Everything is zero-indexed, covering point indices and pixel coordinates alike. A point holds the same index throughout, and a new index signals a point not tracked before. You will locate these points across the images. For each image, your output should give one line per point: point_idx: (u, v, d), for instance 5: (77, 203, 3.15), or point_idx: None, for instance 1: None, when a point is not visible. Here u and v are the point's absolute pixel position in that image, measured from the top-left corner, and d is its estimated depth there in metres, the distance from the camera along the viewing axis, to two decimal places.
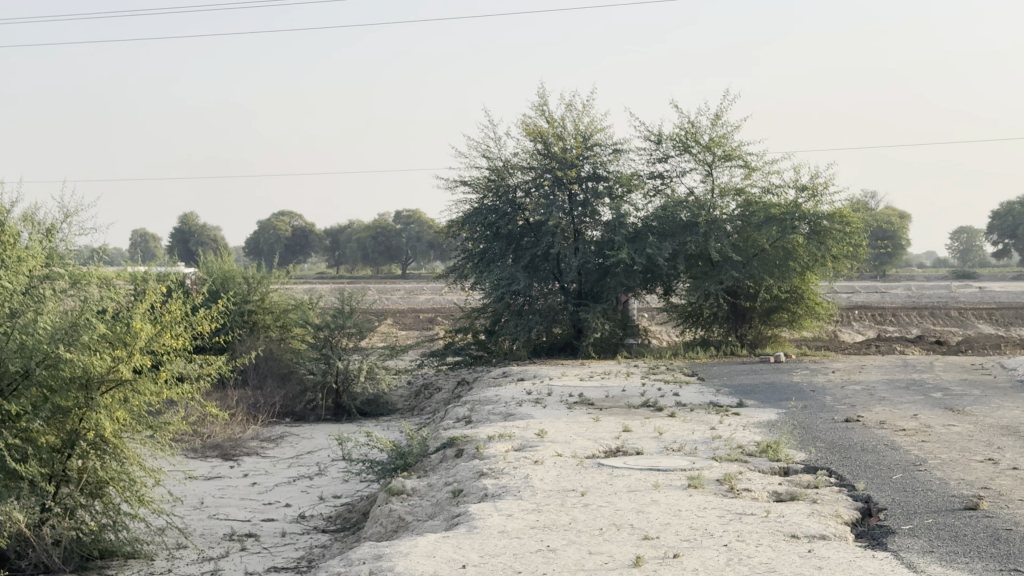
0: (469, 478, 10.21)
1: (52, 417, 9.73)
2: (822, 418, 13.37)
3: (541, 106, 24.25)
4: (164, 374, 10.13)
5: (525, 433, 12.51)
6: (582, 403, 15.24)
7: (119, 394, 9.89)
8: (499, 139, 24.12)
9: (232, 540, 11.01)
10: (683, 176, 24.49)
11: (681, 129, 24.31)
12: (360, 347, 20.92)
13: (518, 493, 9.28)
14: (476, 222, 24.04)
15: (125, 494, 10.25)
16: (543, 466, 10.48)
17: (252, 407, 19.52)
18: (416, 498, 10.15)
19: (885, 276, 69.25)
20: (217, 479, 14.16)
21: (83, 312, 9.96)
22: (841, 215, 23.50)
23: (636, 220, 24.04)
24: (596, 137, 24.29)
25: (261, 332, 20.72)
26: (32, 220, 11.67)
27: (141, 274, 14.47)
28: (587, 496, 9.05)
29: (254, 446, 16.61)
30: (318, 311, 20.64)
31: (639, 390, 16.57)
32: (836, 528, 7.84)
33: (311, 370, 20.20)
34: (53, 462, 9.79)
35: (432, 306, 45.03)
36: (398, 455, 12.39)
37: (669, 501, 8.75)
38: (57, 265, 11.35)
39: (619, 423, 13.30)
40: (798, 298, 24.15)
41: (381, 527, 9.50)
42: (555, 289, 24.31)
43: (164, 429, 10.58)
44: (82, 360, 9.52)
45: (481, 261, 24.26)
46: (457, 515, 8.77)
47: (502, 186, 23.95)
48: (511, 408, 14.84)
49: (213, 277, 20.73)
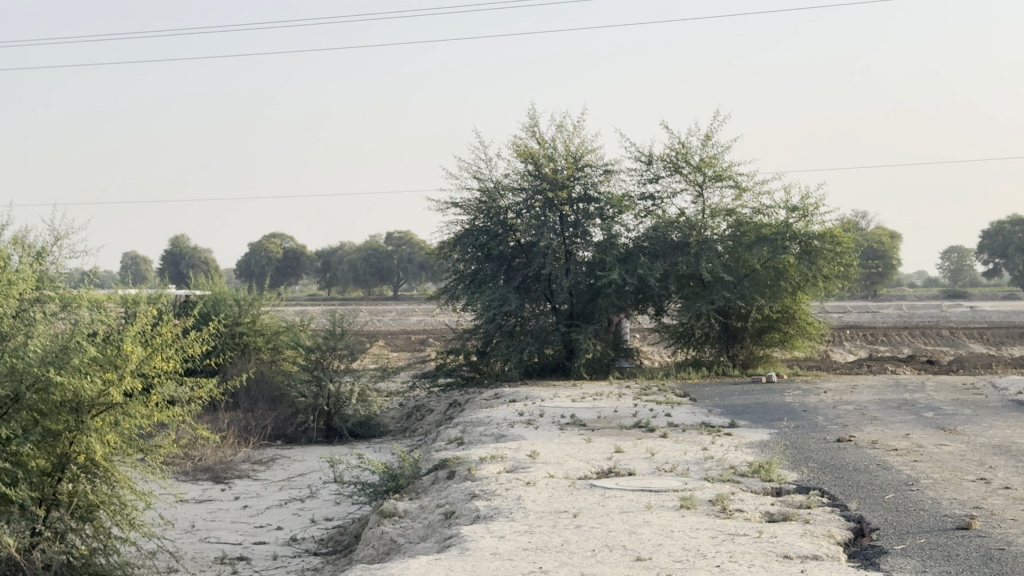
0: (460, 500, 10.19)
1: (41, 441, 9.70)
2: (814, 438, 13.38)
3: (531, 127, 24.27)
4: (155, 398, 10.14)
5: (517, 455, 12.50)
6: (574, 425, 15.23)
7: (109, 417, 9.89)
8: (490, 160, 24.08)
9: (223, 564, 10.99)
10: (674, 197, 24.45)
11: (671, 150, 24.35)
12: (352, 369, 20.84)
13: (510, 514, 9.26)
14: (467, 243, 24.13)
15: (116, 517, 10.20)
16: (534, 487, 10.47)
17: (243, 429, 19.44)
18: (407, 520, 10.11)
19: (876, 296, 69.42)
20: (208, 503, 14.10)
21: (73, 336, 9.99)
22: (832, 235, 23.42)
23: (628, 240, 24.04)
24: (587, 157, 24.33)
25: (252, 354, 20.74)
26: (22, 242, 11.55)
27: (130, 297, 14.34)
28: (579, 518, 9.03)
29: (245, 469, 16.57)
30: (308, 334, 20.63)
31: (631, 411, 16.57)
32: (829, 548, 7.81)
33: (303, 392, 20.07)
34: (43, 487, 9.75)
35: (425, 328, 45.00)
36: (390, 477, 12.37)
37: (661, 522, 8.73)
38: (47, 289, 11.28)
39: (611, 444, 13.29)
40: (790, 317, 24.05)
41: (373, 550, 9.46)
42: (547, 310, 24.28)
43: (155, 452, 10.58)
44: (72, 384, 9.52)
45: (472, 282, 24.35)
46: (449, 538, 8.75)
47: (494, 207, 24.04)
48: (502, 430, 14.83)
49: (205, 300, 20.77)
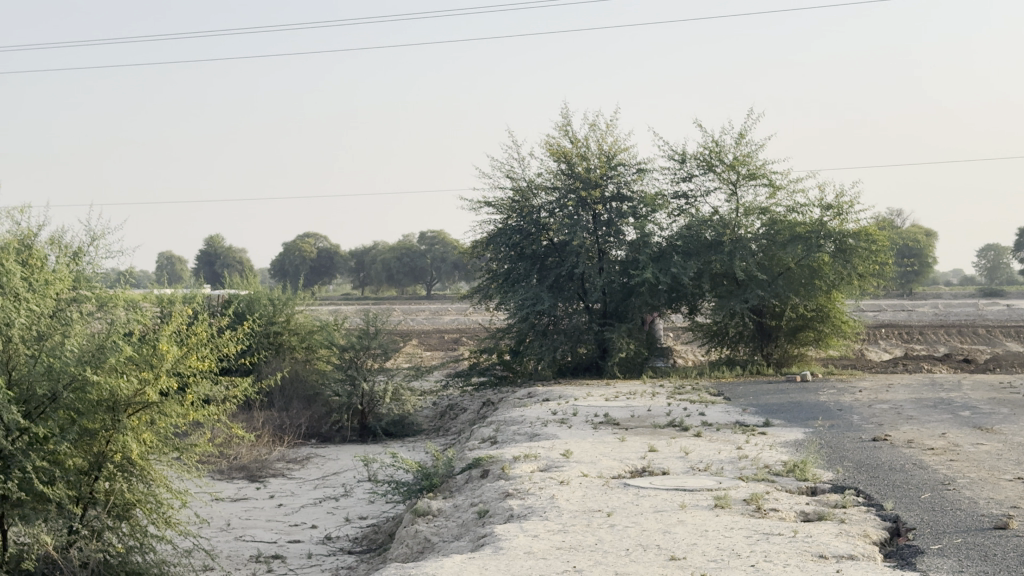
0: (494, 499, 10.20)
1: (79, 440, 9.79)
2: (850, 437, 13.32)
3: (564, 126, 24.26)
4: (190, 397, 10.21)
5: (550, 454, 12.51)
6: (608, 423, 15.23)
7: (145, 416, 9.98)
8: (523, 159, 24.15)
9: (258, 562, 11.04)
10: (708, 195, 24.38)
11: (705, 148, 24.28)
12: (386, 368, 20.87)
13: (543, 513, 9.27)
14: (500, 242, 24.20)
15: (152, 516, 10.25)
16: (568, 486, 10.46)
17: (278, 428, 19.53)
18: (441, 518, 10.14)
19: (913, 294, 68.98)
20: (243, 501, 14.17)
21: (109, 335, 10.04)
22: (867, 233, 23.28)
23: (661, 239, 24.00)
24: (620, 156, 24.30)
25: (287, 354, 20.88)
26: (59, 244, 11.67)
27: (166, 297, 14.41)
28: (613, 517, 9.03)
29: (280, 467, 16.64)
30: (342, 333, 20.68)
31: (665, 410, 16.53)
32: (864, 548, 7.77)
33: (338, 392, 20.02)
34: (81, 485, 9.82)
35: (457, 327, 44.95)
36: (423, 477, 12.36)
37: (696, 521, 8.72)
38: (84, 289, 11.37)
39: (645, 443, 13.27)
40: (824, 316, 23.92)
41: (407, 548, 9.49)
42: (580, 309, 24.28)
43: (190, 450, 10.62)
44: (109, 384, 9.60)
45: (505, 281, 24.40)
46: (482, 537, 8.76)
47: (527, 206, 24.11)
48: (536, 428, 14.82)
49: (239, 299, 20.94)
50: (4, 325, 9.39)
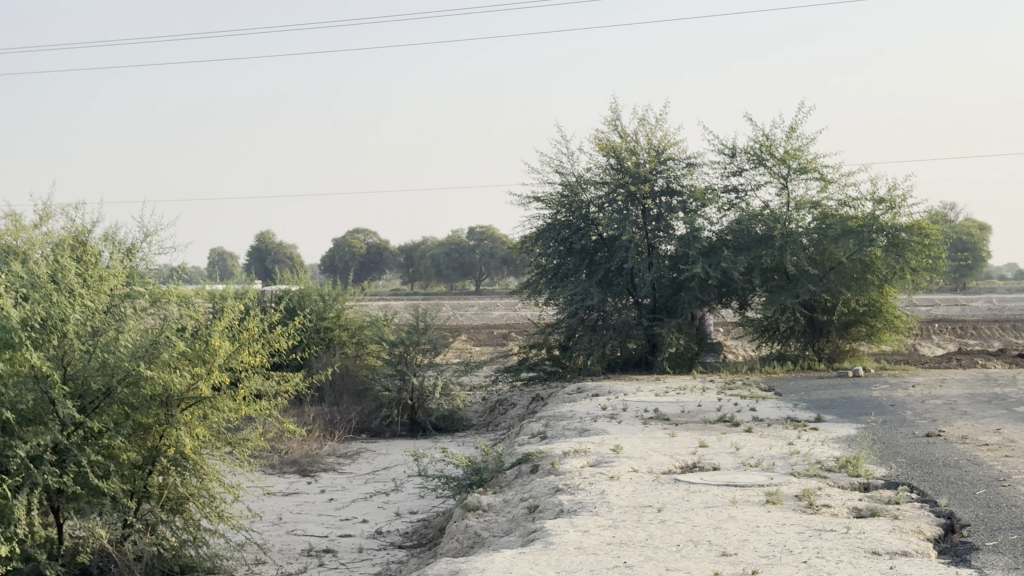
0: (544, 494, 10.21)
1: (133, 434, 9.90)
2: (903, 433, 13.21)
3: (613, 121, 24.21)
4: (243, 392, 10.28)
5: (600, 449, 12.50)
6: (658, 419, 15.19)
7: (198, 411, 10.09)
8: (572, 154, 24.13)
9: (310, 556, 11.11)
10: (758, 189, 24.25)
11: (755, 142, 24.16)
12: (435, 363, 20.92)
13: (594, 508, 9.26)
14: (549, 237, 24.22)
15: (205, 510, 10.34)
16: (618, 482, 10.44)
17: (328, 423, 19.63)
18: (491, 514, 10.15)
19: (967, 289, 68.27)
20: (294, 496, 14.26)
21: (163, 329, 10.03)
22: (920, 227, 23.10)
23: (711, 234, 23.91)
24: (670, 150, 24.22)
25: (337, 349, 21.00)
26: (112, 240, 11.80)
27: (216, 293, 14.51)
28: (664, 512, 9.01)
29: (330, 462, 16.72)
30: (392, 328, 20.73)
31: (715, 405, 16.47)
32: (918, 545, 7.71)
33: (387, 387, 20.16)
34: (135, 479, 9.94)
35: (506, 322, 45.00)
36: (473, 471, 12.36)
37: (747, 517, 8.68)
38: (138, 284, 11.45)
39: (695, 439, 13.22)
40: (877, 311, 23.72)
41: (456, 543, 9.51)
42: (630, 304, 24.20)
43: (243, 445, 10.69)
44: (163, 379, 9.70)
45: (555, 276, 24.41)
46: (533, 532, 8.76)
47: (576, 201, 24.09)
48: (586, 424, 14.80)
49: (290, 295, 21.06)
50: (60, 320, 9.37)
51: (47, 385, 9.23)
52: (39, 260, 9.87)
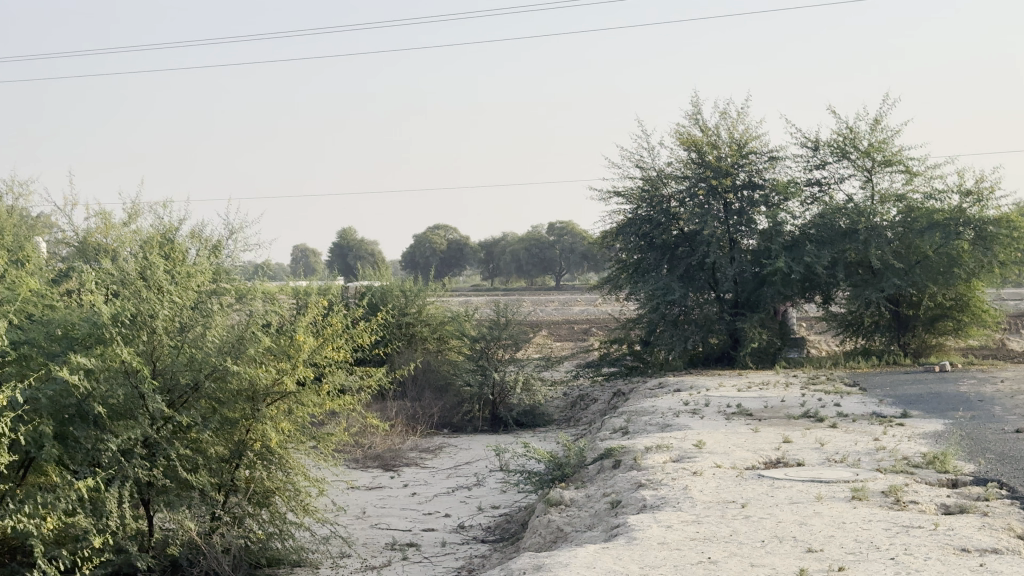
0: (626, 490, 10.20)
1: (220, 428, 10.09)
2: (992, 429, 13.01)
3: (694, 115, 24.08)
4: (326, 386, 10.46)
5: (683, 444, 12.45)
6: (740, 414, 15.09)
7: (283, 405, 10.25)
8: (653, 148, 24.04)
9: (394, 550, 11.19)
10: (842, 182, 23.98)
11: (839, 135, 23.91)
12: (517, 358, 20.96)
13: (677, 504, 9.24)
14: (630, 232, 24.22)
15: (290, 503, 10.45)
16: (702, 477, 10.40)
17: (411, 418, 19.77)
18: (574, 509, 10.15)
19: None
20: (378, 490, 14.36)
21: (248, 325, 10.22)
22: (1009, 220, 22.73)
23: (794, 228, 23.70)
24: (752, 144, 24.04)
25: (419, 344, 21.13)
26: (198, 237, 11.97)
27: (300, 290, 14.66)
28: (748, 508, 8.96)
29: (413, 457, 16.83)
30: (473, 323, 20.86)
31: (799, 401, 16.33)
32: (1009, 542, 7.60)
33: (469, 382, 20.26)
34: (222, 473, 10.09)
35: (587, 318, 44.96)
36: (556, 467, 12.37)
37: (833, 513, 8.60)
38: (224, 280, 11.58)
39: (779, 434, 13.12)
40: (964, 305, 23.39)
41: (539, 538, 9.53)
42: (712, 299, 24.03)
43: (327, 439, 10.80)
44: (249, 374, 9.90)
45: (636, 271, 24.40)
46: (616, 527, 8.75)
47: (657, 195, 24.00)
48: (668, 419, 14.74)
49: (372, 291, 21.26)
50: (148, 316, 9.51)
51: (137, 380, 9.38)
52: (129, 257, 10.08)
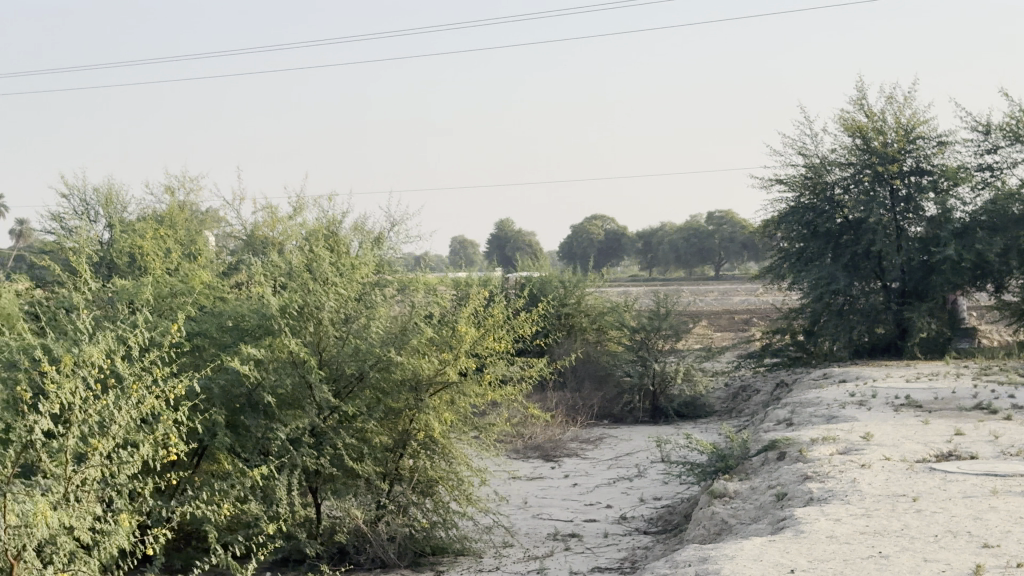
0: (792, 482, 10.02)
1: (384, 418, 10.25)
2: None
3: (858, 101, 23.55)
4: (488, 376, 10.37)
5: (850, 436, 12.18)
6: (910, 406, 14.69)
7: (446, 395, 10.23)
8: (816, 135, 23.59)
9: (556, 540, 11.19)
10: (1016, 167, 23.17)
11: (1012, 118, 23.12)
12: (677, 349, 20.80)
13: (846, 497, 9.04)
14: (793, 221, 23.94)
15: (454, 493, 10.44)
16: (871, 470, 10.16)
17: (571, 409, 19.79)
18: (738, 501, 10.02)
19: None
20: (539, 480, 14.44)
21: (411, 316, 10.35)
22: None
23: (964, 214, 23.00)
24: (920, 129, 23.39)
25: (578, 335, 21.16)
26: (361, 229, 12.17)
27: (461, 281, 14.79)
28: (920, 502, 8.71)
29: (574, 447, 16.84)
30: (633, 314, 20.80)
31: (971, 392, 15.83)
32: None
33: (629, 372, 20.13)
34: (387, 462, 10.26)
35: (748, 308, 44.44)
36: (719, 458, 12.23)
37: (1010, 508, 8.31)
38: (387, 272, 11.75)
39: (950, 426, 12.74)
40: None
41: (703, 530, 9.43)
42: (878, 288, 23.40)
43: (489, 429, 10.81)
44: (412, 364, 9.93)
45: (799, 260, 24.02)
46: (782, 520, 8.60)
47: (821, 183, 23.71)
48: (834, 411, 14.44)
49: (531, 282, 21.36)
50: (315, 308, 9.70)
51: (305, 370, 9.54)
52: (295, 251, 10.33)
